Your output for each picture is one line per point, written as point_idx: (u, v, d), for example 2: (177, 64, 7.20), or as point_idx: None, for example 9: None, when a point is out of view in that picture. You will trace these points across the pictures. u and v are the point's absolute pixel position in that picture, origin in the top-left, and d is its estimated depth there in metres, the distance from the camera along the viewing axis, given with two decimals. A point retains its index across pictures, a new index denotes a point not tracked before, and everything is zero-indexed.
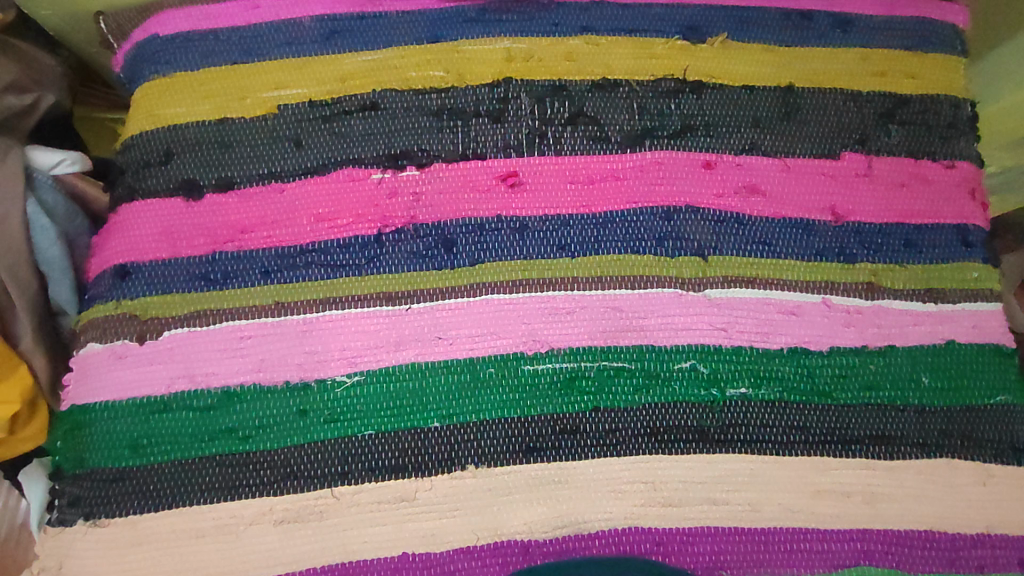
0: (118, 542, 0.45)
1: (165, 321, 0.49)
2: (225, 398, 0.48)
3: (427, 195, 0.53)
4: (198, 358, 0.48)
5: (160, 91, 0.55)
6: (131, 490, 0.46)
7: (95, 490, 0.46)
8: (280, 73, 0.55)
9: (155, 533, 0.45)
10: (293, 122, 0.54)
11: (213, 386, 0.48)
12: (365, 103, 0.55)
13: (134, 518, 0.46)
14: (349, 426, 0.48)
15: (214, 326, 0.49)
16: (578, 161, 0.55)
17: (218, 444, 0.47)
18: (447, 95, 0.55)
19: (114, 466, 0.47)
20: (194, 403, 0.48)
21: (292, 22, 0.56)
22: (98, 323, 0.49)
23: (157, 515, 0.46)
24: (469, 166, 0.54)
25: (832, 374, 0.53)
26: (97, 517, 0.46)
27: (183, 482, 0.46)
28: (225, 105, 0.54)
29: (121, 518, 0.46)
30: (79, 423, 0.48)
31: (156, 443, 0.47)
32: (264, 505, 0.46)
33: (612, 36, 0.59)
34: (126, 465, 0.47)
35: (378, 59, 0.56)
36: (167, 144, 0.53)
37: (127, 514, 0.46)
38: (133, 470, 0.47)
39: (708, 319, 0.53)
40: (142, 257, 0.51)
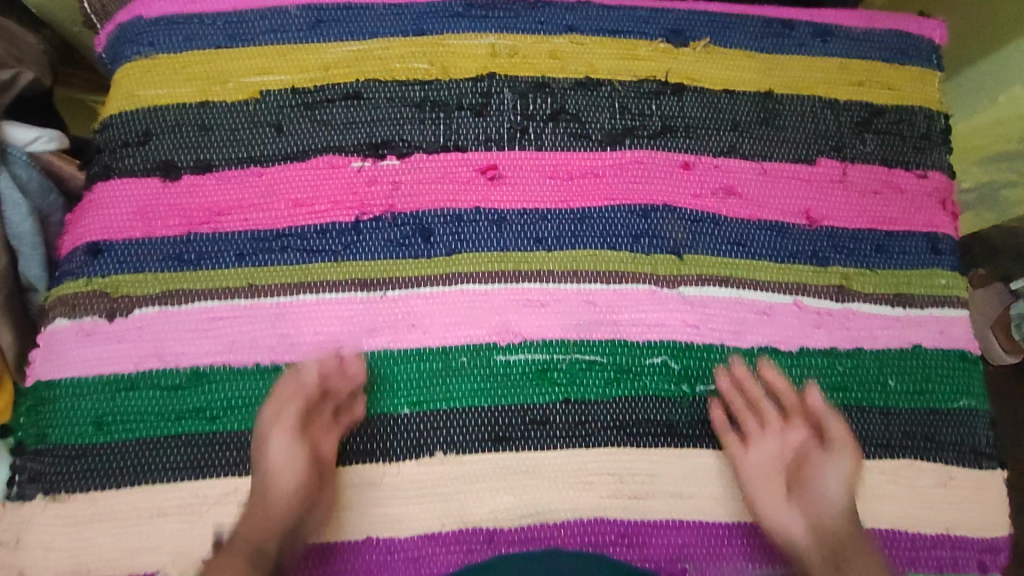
0: (79, 517, 0.45)
1: (136, 299, 0.49)
2: (193, 378, 0.48)
3: (406, 184, 0.53)
4: (168, 337, 0.48)
5: (144, 72, 0.55)
6: (91, 467, 0.46)
7: (56, 465, 0.46)
8: (266, 59, 0.55)
9: (116, 510, 0.45)
10: (276, 108, 0.54)
11: (182, 365, 0.48)
12: (348, 92, 0.55)
13: (94, 495, 0.45)
14: None
15: (186, 306, 0.49)
16: (558, 157, 0.56)
17: (184, 425, 0.47)
18: (431, 87, 0.56)
19: (76, 443, 0.46)
20: (161, 382, 0.47)
21: (279, 9, 0.57)
22: (68, 300, 0.49)
23: (118, 492, 0.45)
24: (450, 157, 0.55)
25: (801, 374, 0.54)
26: (57, 493, 0.45)
27: (145, 461, 0.46)
28: (208, 88, 0.55)
29: (81, 495, 0.45)
30: (43, 399, 0.47)
31: (121, 421, 0.47)
32: (228, 486, 0.46)
33: (596, 36, 0.60)
34: (88, 442, 0.46)
35: (363, 49, 0.57)
36: (149, 124, 0.54)
37: (87, 491, 0.45)
38: (96, 446, 0.46)
39: (681, 315, 0.54)
40: (117, 235, 0.51)
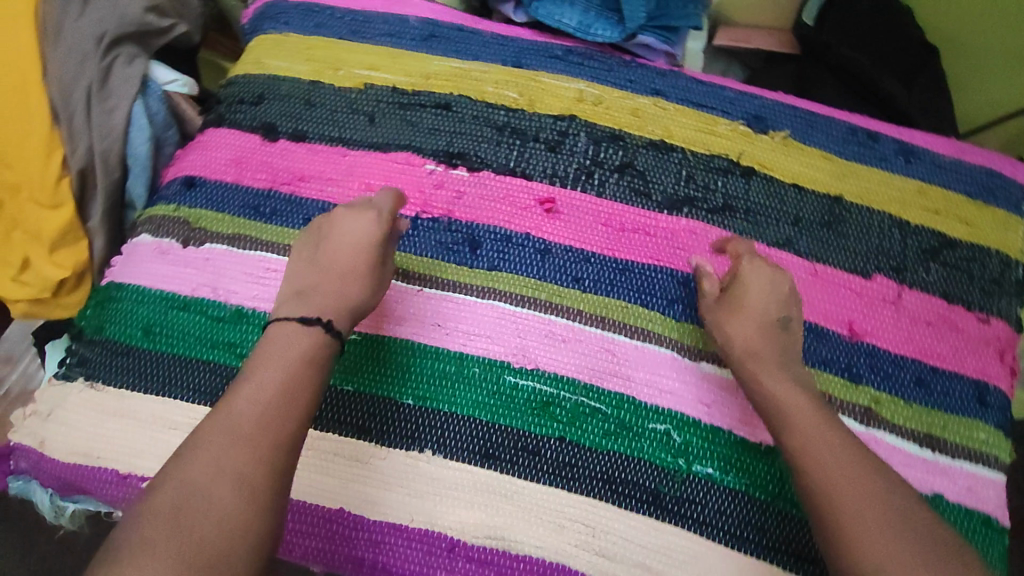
0: (104, 408, 0.50)
1: (209, 235, 0.55)
2: (236, 315, 0.52)
3: (468, 196, 0.59)
4: (226, 275, 0.54)
5: (272, 45, 0.66)
6: (130, 366, 0.51)
7: (101, 355, 0.52)
8: (376, 57, 0.65)
9: (135, 410, 0.50)
10: (373, 100, 0.63)
11: (229, 302, 0.53)
12: (440, 102, 0.63)
13: (123, 391, 0.50)
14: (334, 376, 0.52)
15: (248, 252, 0.54)
16: (615, 208, 0.59)
17: (216, 353, 0.51)
18: (514, 115, 0.62)
19: (125, 342, 0.52)
20: (209, 311, 0.52)
21: (400, 18, 0.67)
22: (155, 221, 0.57)
23: (143, 395, 0.50)
24: (515, 184, 0.59)
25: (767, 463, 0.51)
26: (94, 380, 0.51)
27: (173, 375, 0.51)
28: (321, 70, 0.64)
29: (113, 388, 0.51)
30: (110, 297, 0.54)
31: (166, 333, 0.52)
32: None
33: (679, 104, 0.64)
34: (134, 344, 0.52)
35: (463, 67, 0.65)
36: (264, 90, 0.63)
37: (119, 386, 0.51)
38: (138, 349, 0.52)
39: (680, 382, 0.53)
40: (209, 175, 0.59)
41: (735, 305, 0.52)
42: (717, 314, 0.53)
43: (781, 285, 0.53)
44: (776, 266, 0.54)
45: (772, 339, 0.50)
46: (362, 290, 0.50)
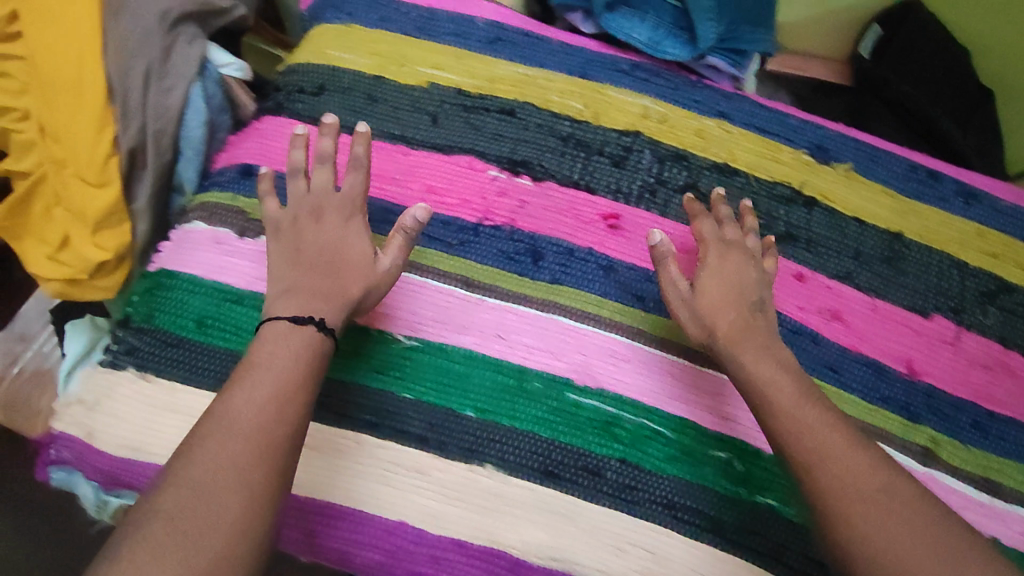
0: (155, 401, 0.48)
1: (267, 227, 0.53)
2: None
3: (531, 206, 0.58)
4: None
5: (335, 35, 0.64)
6: (181, 359, 0.49)
7: (151, 346, 0.50)
8: (441, 57, 0.63)
9: (187, 405, 0.48)
10: (437, 100, 0.61)
11: None
12: (504, 107, 0.62)
13: (174, 385, 0.48)
14: (392, 382, 0.51)
15: None
16: (678, 229, 0.58)
17: None
18: (579, 127, 0.62)
19: (176, 333, 0.50)
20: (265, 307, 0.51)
21: (467, 18, 0.66)
22: (209, 208, 0.54)
23: (194, 390, 0.48)
24: (580, 197, 0.59)
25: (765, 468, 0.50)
26: (145, 372, 0.49)
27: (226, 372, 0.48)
28: (384, 65, 0.63)
29: (163, 381, 0.48)
30: (161, 285, 0.52)
31: (219, 327, 0.50)
32: None
33: (743, 129, 0.64)
34: (186, 336, 0.50)
35: (529, 74, 0.64)
36: (326, 81, 0.62)
37: (170, 380, 0.48)
38: (191, 342, 0.50)
39: (646, 375, 0.52)
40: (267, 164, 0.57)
41: (705, 298, 0.51)
42: (688, 307, 0.51)
43: (745, 271, 0.52)
44: (744, 252, 0.53)
45: (749, 329, 0.49)
46: (354, 288, 0.48)
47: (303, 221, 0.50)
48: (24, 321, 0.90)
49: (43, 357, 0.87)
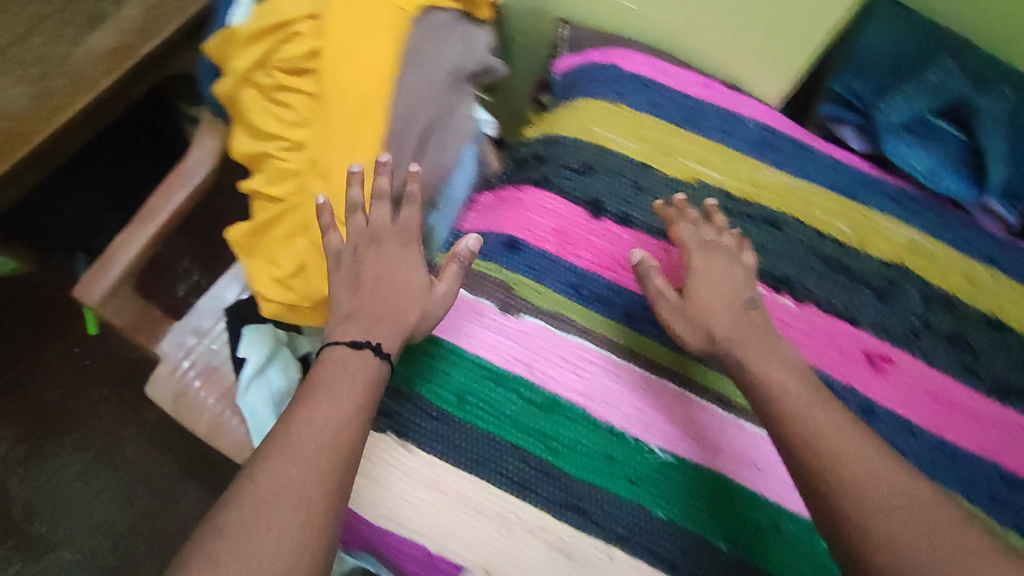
0: (417, 475, 0.51)
1: (526, 306, 0.56)
2: (552, 403, 0.54)
3: (791, 329, 0.55)
4: (543, 356, 0.55)
5: (600, 112, 0.62)
6: (442, 432, 0.52)
7: (411, 412, 0.53)
8: (707, 153, 0.61)
9: (448, 483, 0.51)
10: (700, 198, 0.60)
11: (546, 388, 0.54)
12: (770, 218, 0.60)
13: (433, 459, 0.51)
14: (646, 497, 0.51)
15: (568, 335, 0.56)
16: (941, 378, 0.54)
17: (529, 440, 0.52)
18: (844, 250, 0.59)
19: (437, 406, 0.53)
20: (526, 393, 0.54)
21: (735, 115, 0.63)
22: (474, 275, 0.57)
23: (454, 468, 0.51)
24: (841, 327, 0.56)
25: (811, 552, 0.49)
26: (404, 440, 0.52)
27: (485, 453, 0.52)
28: (649, 153, 0.61)
29: (424, 453, 0.51)
30: (419, 348, 0.55)
31: (480, 406, 0.53)
32: (545, 522, 0.50)
33: (1017, 281, 0.60)
34: (448, 410, 0.53)
35: (795, 185, 0.61)
36: (591, 160, 0.60)
37: (429, 453, 0.51)
38: (452, 417, 0.53)
39: None
40: (533, 241, 0.58)
41: (699, 303, 0.52)
42: (682, 315, 0.52)
43: (731, 271, 0.53)
44: (726, 254, 0.55)
45: (753, 328, 0.50)
46: (412, 315, 0.51)
47: (365, 242, 0.53)
48: (199, 315, 0.93)
49: (212, 356, 0.91)
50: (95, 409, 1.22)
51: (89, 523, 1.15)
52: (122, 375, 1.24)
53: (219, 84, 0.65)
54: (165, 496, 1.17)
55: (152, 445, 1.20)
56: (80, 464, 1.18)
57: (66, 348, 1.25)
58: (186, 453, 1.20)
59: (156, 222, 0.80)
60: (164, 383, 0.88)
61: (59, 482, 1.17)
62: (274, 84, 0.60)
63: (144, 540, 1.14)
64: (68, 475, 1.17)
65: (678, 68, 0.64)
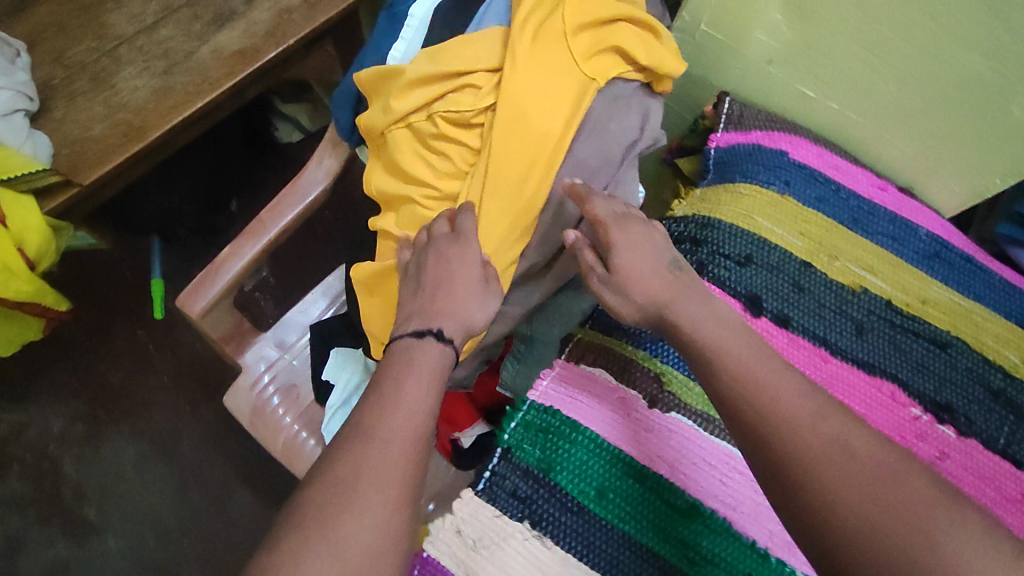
0: (545, 566, 0.50)
1: (676, 403, 0.55)
2: (694, 510, 0.52)
3: (950, 462, 0.53)
4: (687, 457, 0.53)
5: (767, 201, 0.60)
6: (580, 528, 0.51)
7: (550, 503, 0.52)
8: (874, 259, 0.59)
9: None
10: (866, 309, 0.58)
11: (689, 492, 0.52)
12: (937, 338, 0.57)
13: (568, 555, 0.50)
14: None
15: (712, 437, 0.54)
16: None
17: (668, 547, 0.50)
18: (1012, 384, 0.56)
19: (577, 499, 0.52)
20: (667, 495, 0.52)
21: (911, 226, 0.61)
22: (620, 363, 0.57)
23: (591, 570, 0.50)
24: (1004, 467, 0.53)
25: None
26: (540, 532, 0.51)
27: (624, 557, 0.50)
28: (815, 252, 0.59)
29: (557, 547, 0.50)
30: (561, 432, 0.54)
31: (621, 504, 0.52)
32: None
33: None
34: (586, 503, 0.52)
35: (964, 306, 0.59)
36: (753, 252, 0.58)
37: (563, 548, 0.50)
38: (590, 512, 0.52)
39: None
40: None
41: (623, 268, 0.50)
42: (613, 288, 0.51)
43: (651, 237, 0.52)
44: (644, 223, 0.53)
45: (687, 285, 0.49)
46: (473, 311, 0.51)
47: (443, 242, 0.53)
48: (282, 329, 0.90)
49: (293, 373, 0.88)
50: (155, 396, 1.21)
51: (139, 512, 1.14)
52: (185, 366, 1.23)
53: (362, 119, 0.61)
54: (215, 496, 1.15)
55: (207, 441, 1.18)
56: (135, 451, 1.18)
57: (134, 330, 1.25)
58: (240, 454, 1.18)
59: (267, 238, 0.78)
60: (244, 396, 0.86)
61: (114, 465, 1.17)
62: (434, 132, 0.57)
63: (189, 537, 1.13)
64: (123, 460, 1.17)
65: (852, 167, 0.63)
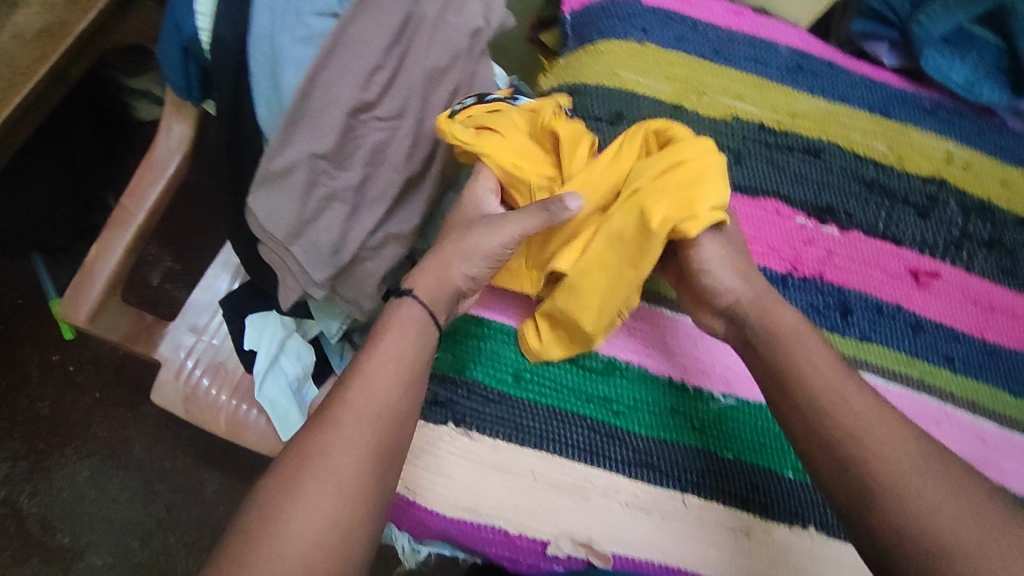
0: (482, 459, 0.48)
1: None
2: (609, 367, 0.52)
3: (838, 257, 0.55)
4: None
5: (628, 53, 0.59)
6: (503, 413, 0.50)
7: (470, 400, 0.50)
8: (742, 86, 0.59)
9: (512, 463, 0.48)
10: (740, 135, 0.58)
11: (602, 353, 0.52)
12: (810, 147, 0.58)
13: (497, 441, 0.49)
14: (712, 442, 0.50)
15: None
16: (983, 285, 0.56)
17: (592, 409, 0.50)
18: (884, 172, 0.58)
19: (495, 388, 0.51)
20: (580, 361, 0.51)
21: (768, 43, 0.61)
22: None
23: (522, 450, 0.49)
24: (885, 247, 0.56)
25: (733, 425, 0.51)
26: (467, 428, 0.49)
27: (554, 430, 0.49)
28: (683, 92, 0.58)
29: (487, 438, 0.49)
30: (469, 332, 0.52)
31: (538, 380, 0.51)
32: (616, 483, 0.48)
33: None
34: (505, 390, 0.51)
35: (831, 110, 0.60)
36: (623, 108, 0.57)
37: (493, 438, 0.49)
38: (510, 398, 0.50)
39: (961, 441, 0.52)
40: None
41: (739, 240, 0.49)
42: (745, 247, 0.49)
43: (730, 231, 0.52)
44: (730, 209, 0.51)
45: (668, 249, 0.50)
46: (458, 251, 0.49)
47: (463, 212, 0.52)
48: (193, 312, 0.86)
49: (215, 352, 0.85)
50: (93, 413, 1.14)
51: (112, 527, 1.10)
52: (114, 374, 1.16)
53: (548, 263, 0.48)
54: (184, 488, 1.12)
55: (165, 441, 1.14)
56: (90, 471, 1.12)
57: (48, 355, 1.16)
58: (198, 442, 1.14)
59: (138, 224, 0.73)
60: (171, 388, 0.82)
61: (71, 489, 1.11)
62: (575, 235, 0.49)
63: (173, 533, 1.10)
64: (81, 484, 1.11)
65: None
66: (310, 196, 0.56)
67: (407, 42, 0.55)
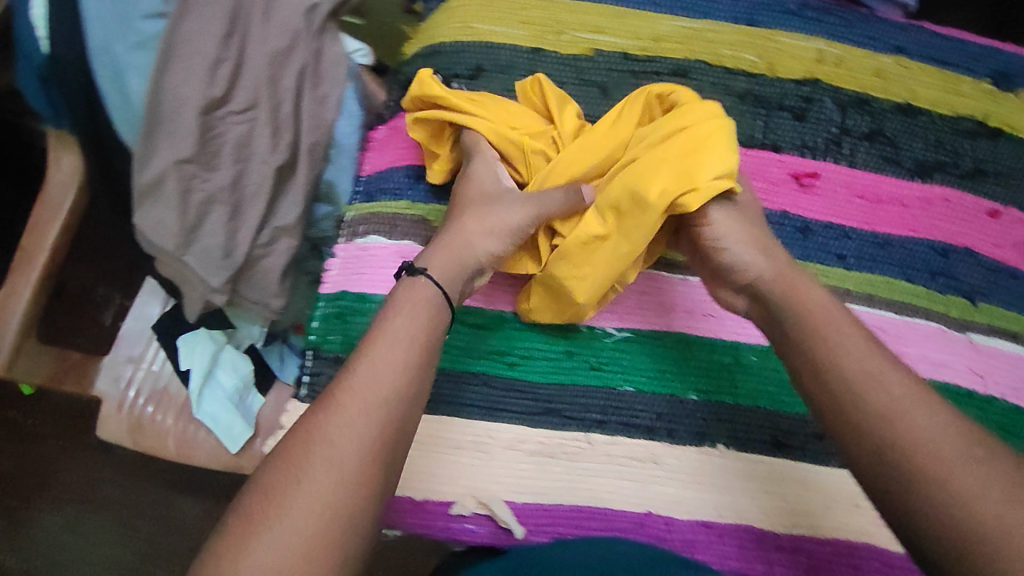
0: None
1: None
2: (498, 321, 0.51)
3: None
4: None
5: (480, 5, 0.58)
6: None
7: None
8: (600, 18, 0.58)
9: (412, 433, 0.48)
10: (604, 68, 0.57)
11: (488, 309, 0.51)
12: (677, 69, 0.57)
13: None
14: (611, 377, 0.50)
15: None
16: (868, 177, 0.56)
17: (487, 364, 0.50)
18: (757, 81, 0.57)
19: None
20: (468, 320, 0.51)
21: None
22: (388, 220, 0.56)
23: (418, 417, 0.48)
24: (765, 156, 0.55)
25: (626, 357, 0.50)
26: None
27: (450, 392, 0.49)
28: (541, 34, 0.58)
29: None
30: (354, 309, 0.54)
31: None
32: (518, 433, 0.48)
33: (921, 64, 0.59)
34: None
35: (695, 28, 0.59)
36: (481, 60, 0.57)
37: None
38: None
39: None
40: None
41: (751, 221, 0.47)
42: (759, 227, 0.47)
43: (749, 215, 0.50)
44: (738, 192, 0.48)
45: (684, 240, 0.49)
46: (471, 227, 0.47)
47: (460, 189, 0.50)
48: (126, 340, 0.82)
49: (156, 378, 0.80)
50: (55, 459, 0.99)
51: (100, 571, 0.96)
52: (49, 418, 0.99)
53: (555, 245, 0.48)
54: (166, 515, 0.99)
55: (137, 479, 0.97)
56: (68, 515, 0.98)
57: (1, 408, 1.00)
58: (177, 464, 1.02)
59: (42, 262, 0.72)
60: (115, 422, 0.77)
61: (49, 539, 0.96)
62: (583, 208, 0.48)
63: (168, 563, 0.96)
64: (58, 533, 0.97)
65: None
66: (189, 203, 0.54)
67: (242, 31, 0.55)
